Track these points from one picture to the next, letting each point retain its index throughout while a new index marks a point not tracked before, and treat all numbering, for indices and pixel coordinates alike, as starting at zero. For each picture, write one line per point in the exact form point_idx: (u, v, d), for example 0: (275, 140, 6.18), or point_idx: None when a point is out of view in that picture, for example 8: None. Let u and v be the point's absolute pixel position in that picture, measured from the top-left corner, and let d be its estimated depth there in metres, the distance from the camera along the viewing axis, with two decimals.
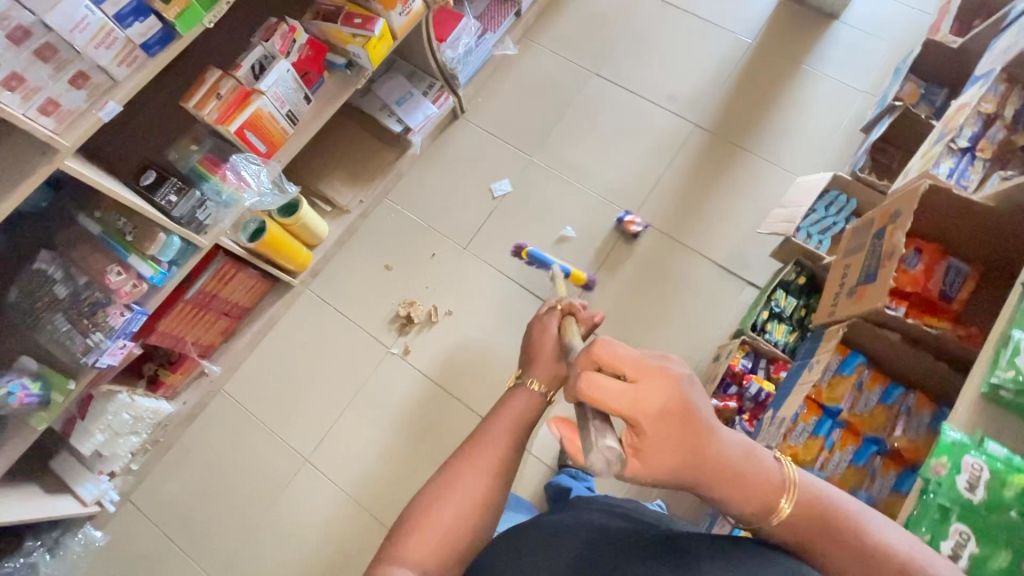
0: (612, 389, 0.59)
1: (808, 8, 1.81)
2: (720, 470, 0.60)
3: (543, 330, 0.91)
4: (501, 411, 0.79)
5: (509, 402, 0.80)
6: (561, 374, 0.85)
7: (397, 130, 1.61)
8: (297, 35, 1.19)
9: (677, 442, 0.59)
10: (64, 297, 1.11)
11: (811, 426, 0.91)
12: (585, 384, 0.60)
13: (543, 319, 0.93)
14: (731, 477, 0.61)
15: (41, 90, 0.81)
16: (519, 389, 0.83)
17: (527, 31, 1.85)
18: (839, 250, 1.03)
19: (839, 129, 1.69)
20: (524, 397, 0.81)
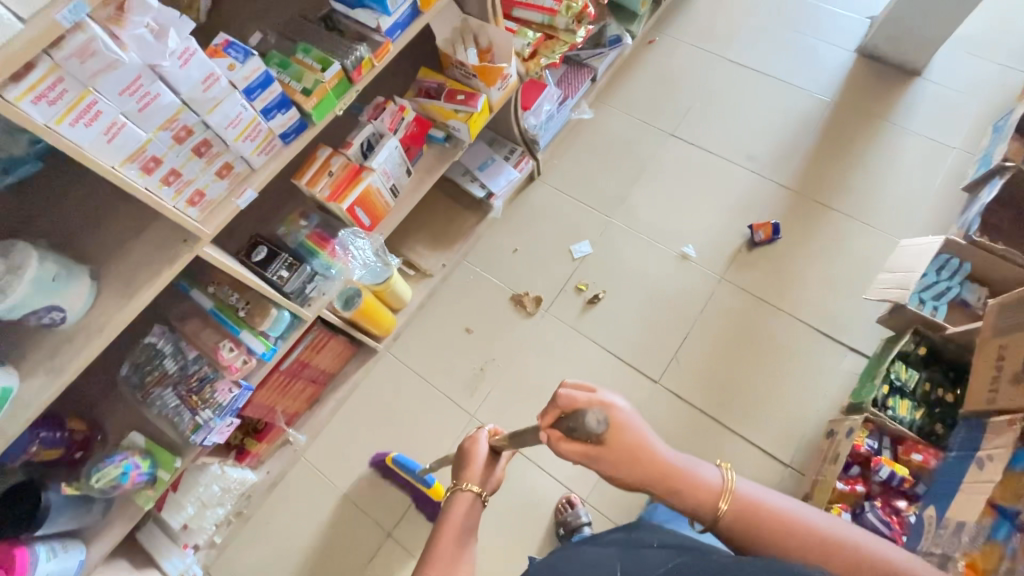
0: (577, 395, 0.73)
1: (887, 66, 1.80)
2: (666, 469, 0.72)
3: (475, 440, 0.91)
4: (444, 527, 0.79)
5: (449, 516, 0.81)
6: (492, 481, 0.88)
7: (479, 194, 1.63)
8: (405, 113, 1.22)
9: (634, 437, 0.72)
10: (173, 372, 1.12)
11: (986, 527, 0.80)
12: (561, 390, 0.74)
13: (475, 434, 0.92)
14: (677, 477, 0.73)
15: (191, 182, 0.84)
16: (457, 494, 0.84)
17: (600, 94, 1.87)
18: (987, 327, 0.96)
19: (935, 185, 1.62)
20: (466, 502, 0.82)
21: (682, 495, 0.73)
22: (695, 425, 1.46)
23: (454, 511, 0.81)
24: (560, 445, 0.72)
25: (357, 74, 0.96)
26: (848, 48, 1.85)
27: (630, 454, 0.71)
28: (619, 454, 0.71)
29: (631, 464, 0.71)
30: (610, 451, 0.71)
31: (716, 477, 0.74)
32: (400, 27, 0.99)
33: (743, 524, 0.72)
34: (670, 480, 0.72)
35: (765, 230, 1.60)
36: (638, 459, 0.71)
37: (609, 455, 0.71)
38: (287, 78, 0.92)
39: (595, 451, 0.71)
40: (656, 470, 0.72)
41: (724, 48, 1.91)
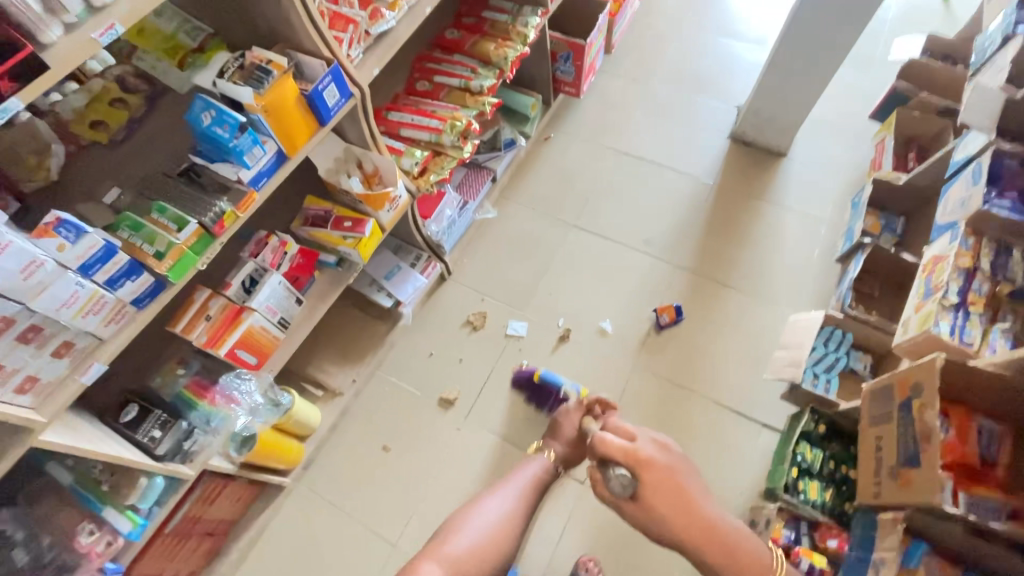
0: (614, 446, 0.82)
1: (757, 148, 1.98)
2: (714, 540, 0.80)
3: (568, 420, 1.28)
4: (514, 477, 1.13)
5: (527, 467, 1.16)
6: (568, 458, 1.23)
7: (387, 304, 1.60)
8: (289, 247, 1.19)
9: (675, 501, 0.78)
10: (22, 565, 0.95)
11: None
12: (601, 436, 0.83)
13: (567, 414, 1.30)
14: (725, 552, 0.80)
15: (19, 370, 0.76)
16: (537, 457, 1.21)
17: (503, 190, 1.94)
18: (863, 416, 1.01)
19: (814, 256, 1.75)
20: (540, 464, 1.18)
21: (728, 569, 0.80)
22: (627, 525, 1.42)
23: (526, 469, 1.16)
24: (597, 492, 0.84)
25: (219, 227, 0.93)
26: (722, 135, 2.03)
27: (669, 522, 0.79)
28: (657, 515, 0.79)
29: (671, 532, 0.79)
30: (643, 511, 0.80)
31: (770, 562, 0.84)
32: (266, 175, 0.99)
33: None
34: (720, 552, 0.80)
35: (669, 313, 1.65)
36: (673, 527, 0.79)
37: (643, 514, 0.80)
38: (138, 240, 0.87)
39: (632, 506, 0.81)
40: (701, 543, 0.79)
41: (613, 140, 2.06)
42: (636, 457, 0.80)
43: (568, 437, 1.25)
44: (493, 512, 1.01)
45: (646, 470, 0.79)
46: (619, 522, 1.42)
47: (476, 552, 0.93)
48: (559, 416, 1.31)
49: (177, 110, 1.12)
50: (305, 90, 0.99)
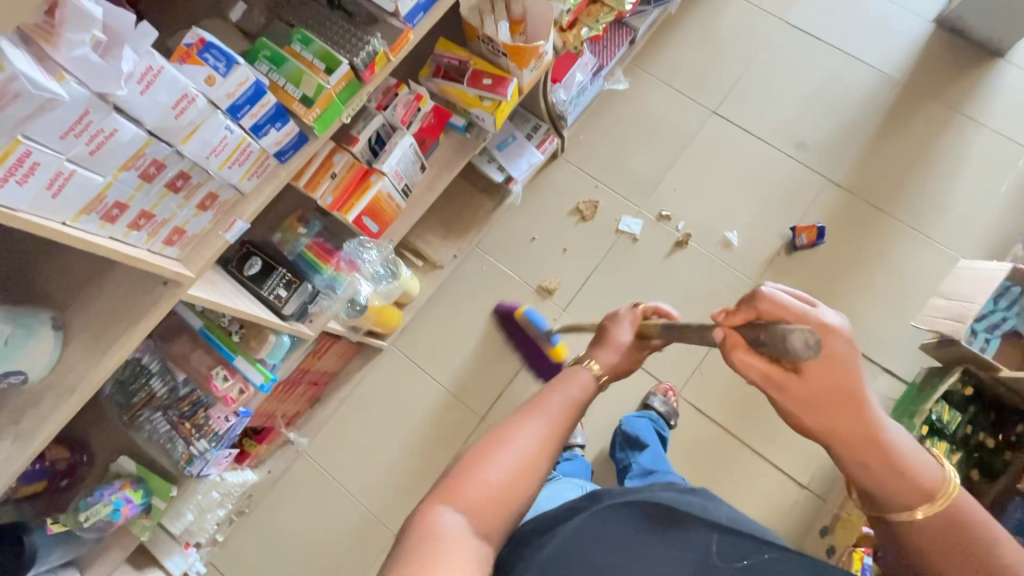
0: (788, 304, 0.60)
1: (967, 42, 1.57)
2: (866, 436, 0.57)
3: (619, 324, 0.88)
4: (554, 386, 0.76)
5: (566, 377, 0.77)
6: (618, 369, 0.84)
7: (498, 178, 1.45)
8: (422, 103, 1.03)
9: (847, 380, 0.57)
10: (162, 394, 1.02)
11: None
12: (765, 292, 0.61)
13: (621, 315, 0.90)
14: (874, 452, 0.57)
15: (168, 221, 0.68)
16: (579, 368, 0.80)
17: (637, 57, 1.64)
18: None
19: (999, 192, 1.48)
20: (583, 378, 0.78)
21: (873, 472, 0.58)
22: (717, 442, 1.41)
23: (567, 381, 0.77)
24: (737, 356, 0.62)
25: (369, 73, 0.77)
26: (925, 16, 1.60)
27: (829, 406, 0.57)
28: (820, 395, 0.57)
29: (829, 410, 0.57)
30: (804, 384, 0.58)
31: (935, 479, 0.57)
32: (422, 11, 0.79)
33: (924, 530, 0.58)
34: (870, 452, 0.57)
35: (809, 234, 1.47)
36: (828, 408, 0.57)
37: (799, 387, 0.58)
38: (281, 79, 0.73)
39: (791, 377, 0.58)
40: (844, 439, 0.58)
41: (782, 7, 1.65)
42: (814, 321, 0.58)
43: (619, 345, 0.85)
44: (525, 442, 0.67)
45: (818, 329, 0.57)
46: (709, 440, 1.41)
47: (498, 496, 0.63)
48: (609, 319, 0.90)
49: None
50: None
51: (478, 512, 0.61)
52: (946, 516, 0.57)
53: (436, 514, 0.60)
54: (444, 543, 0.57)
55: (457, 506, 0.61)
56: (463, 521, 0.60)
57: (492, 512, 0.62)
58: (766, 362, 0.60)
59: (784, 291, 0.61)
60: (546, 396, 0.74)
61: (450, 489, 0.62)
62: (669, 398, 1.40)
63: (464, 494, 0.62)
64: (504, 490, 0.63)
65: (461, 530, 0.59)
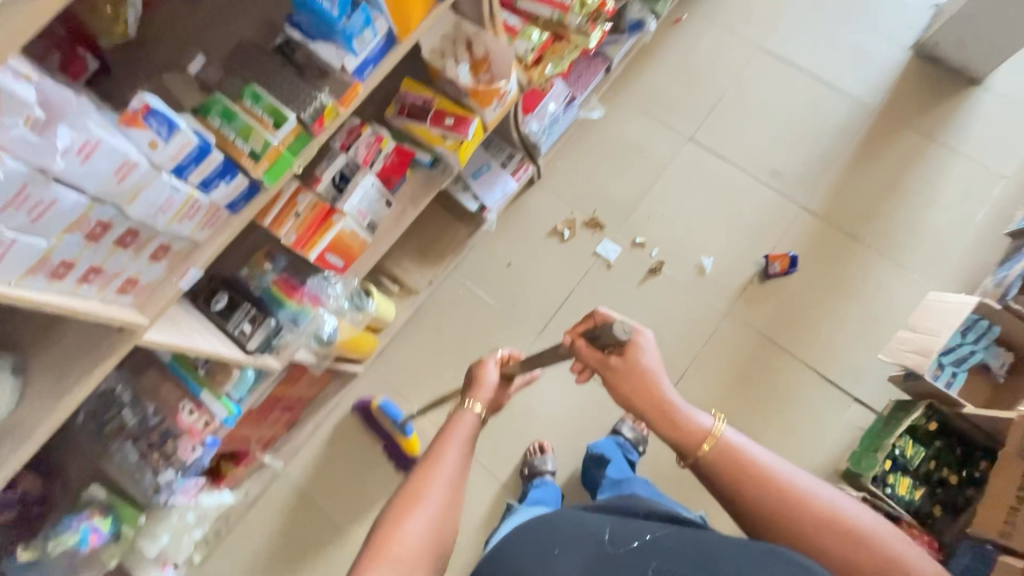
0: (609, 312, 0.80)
1: (944, 68, 1.57)
2: (655, 399, 0.75)
3: (487, 368, 0.89)
4: (449, 429, 0.76)
5: (454, 422, 0.77)
6: (498, 402, 0.89)
7: (472, 207, 1.47)
8: (385, 143, 1.06)
9: (645, 361, 0.77)
10: (131, 424, 1.05)
11: None
12: (600, 309, 0.81)
13: (485, 360, 0.91)
14: (662, 408, 0.75)
15: (119, 274, 0.71)
16: (461, 411, 0.80)
17: (614, 84, 1.66)
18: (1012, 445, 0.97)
19: (975, 219, 1.47)
20: (469, 421, 0.78)
21: (662, 424, 0.74)
22: (687, 470, 1.42)
23: (457, 427, 0.76)
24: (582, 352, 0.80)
25: (318, 126, 0.79)
26: (902, 44, 1.60)
27: (636, 382, 0.76)
28: (636, 372, 0.76)
29: (639, 381, 0.76)
30: (625, 366, 0.77)
31: (708, 423, 0.72)
32: (370, 64, 0.81)
33: (718, 467, 0.70)
34: (658, 407, 0.74)
35: (781, 262, 1.48)
36: (641, 383, 0.75)
37: (622, 373, 0.76)
38: (230, 134, 0.75)
39: (613, 360, 0.77)
40: (647, 404, 0.75)
41: (760, 34, 1.66)
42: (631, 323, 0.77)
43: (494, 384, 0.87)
44: (445, 471, 0.70)
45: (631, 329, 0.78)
46: (679, 467, 1.42)
47: (426, 543, 0.65)
48: (476, 363, 0.91)
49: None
50: None
51: (411, 561, 0.62)
52: (731, 455, 0.70)
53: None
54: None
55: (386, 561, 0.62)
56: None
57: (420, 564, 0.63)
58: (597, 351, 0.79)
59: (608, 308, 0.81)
60: (444, 441, 0.75)
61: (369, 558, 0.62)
62: (639, 425, 1.42)
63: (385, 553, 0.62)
64: (427, 537, 0.65)
65: None
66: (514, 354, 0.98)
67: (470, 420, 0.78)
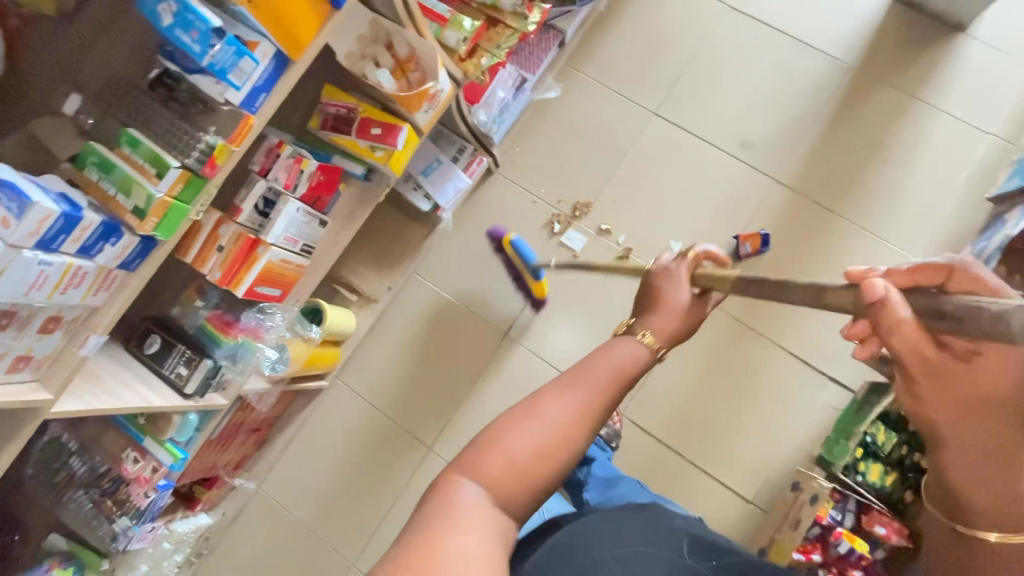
0: (977, 276, 0.56)
1: (925, 15, 1.44)
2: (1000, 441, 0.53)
3: (679, 279, 0.76)
4: (600, 356, 0.67)
5: (613, 347, 0.68)
6: (680, 335, 0.73)
7: (425, 207, 1.39)
8: (305, 164, 0.97)
9: (1017, 382, 0.52)
10: (82, 473, 1.02)
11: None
12: (966, 264, 0.56)
13: (674, 271, 0.77)
14: (989, 454, 0.53)
15: (5, 355, 0.66)
16: (626, 337, 0.70)
17: (571, 58, 1.54)
18: None
19: (956, 182, 1.39)
20: (631, 347, 0.68)
21: (961, 460, 0.55)
22: (662, 460, 1.41)
23: (614, 349, 0.68)
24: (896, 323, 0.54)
25: (210, 169, 0.71)
26: None
27: (991, 395, 0.53)
28: (993, 382, 0.53)
29: (967, 395, 0.54)
30: (969, 371, 0.53)
31: None
32: (263, 92, 0.72)
33: (1005, 563, 0.51)
34: (997, 453, 0.53)
35: (753, 242, 1.39)
36: (993, 412, 0.53)
37: (982, 376, 0.53)
38: (111, 188, 0.68)
39: (937, 354, 0.54)
40: (959, 437, 0.55)
41: None
42: (992, 291, 0.55)
43: (677, 307, 0.73)
44: (568, 407, 0.62)
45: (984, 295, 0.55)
46: (654, 458, 1.41)
47: (526, 470, 0.58)
48: (659, 275, 0.77)
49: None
50: None
51: (504, 482, 0.58)
52: (1022, 558, 0.51)
53: (455, 488, 0.57)
54: (465, 513, 0.55)
55: (477, 481, 0.57)
56: (487, 490, 0.57)
57: (513, 489, 0.58)
58: (922, 336, 0.54)
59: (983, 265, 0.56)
60: (592, 365, 0.66)
61: (471, 459, 0.59)
62: (611, 420, 1.39)
63: (484, 464, 0.58)
64: (527, 467, 0.59)
65: (479, 507, 0.56)
66: (719, 258, 0.86)
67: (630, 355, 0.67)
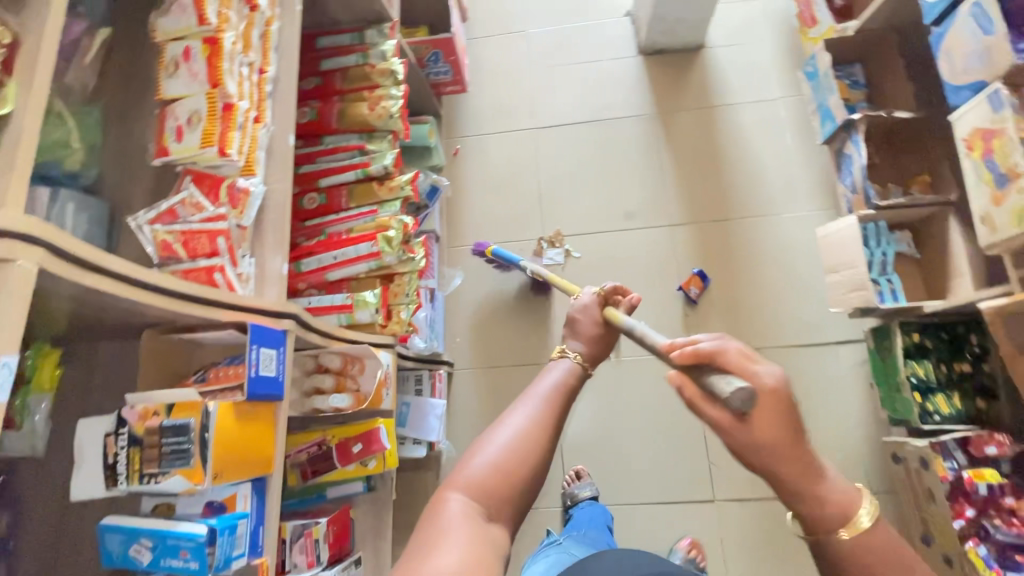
0: (729, 353, 0.50)
1: (674, 51, 1.71)
2: (802, 462, 0.47)
3: (586, 311, 0.83)
4: (540, 379, 0.66)
5: (550, 375, 0.66)
6: (602, 357, 0.78)
7: (422, 452, 1.33)
8: (317, 531, 0.87)
9: (785, 428, 0.47)
10: None
11: None
12: (711, 341, 0.51)
13: (582, 304, 0.84)
14: (806, 473, 0.47)
15: None
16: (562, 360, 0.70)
17: (451, 241, 1.63)
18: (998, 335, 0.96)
19: (789, 145, 1.59)
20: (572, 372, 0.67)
21: (800, 489, 0.47)
22: (776, 515, 1.34)
23: (545, 377, 0.66)
24: (689, 395, 0.50)
25: None
26: (630, 53, 1.74)
27: (777, 451, 0.47)
28: (760, 447, 0.47)
29: (775, 451, 0.47)
30: (754, 430, 0.47)
31: (868, 514, 0.47)
32: (260, 527, 0.66)
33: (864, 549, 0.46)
34: (800, 470, 0.46)
35: (696, 284, 1.48)
36: (780, 450, 0.46)
37: (753, 437, 0.47)
38: None
39: (739, 414, 0.47)
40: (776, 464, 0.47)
41: (527, 117, 1.72)
42: (748, 369, 0.49)
43: (593, 335, 0.78)
44: (528, 399, 0.62)
45: (753, 375, 0.48)
46: (768, 519, 1.34)
47: (505, 475, 0.56)
48: (573, 313, 0.84)
49: (51, 499, 0.70)
50: (240, 386, 0.66)
51: (484, 491, 0.55)
52: (873, 535, 0.46)
53: (444, 501, 0.54)
54: (454, 522, 0.52)
55: (461, 490, 0.55)
56: (474, 497, 0.55)
57: (490, 504, 0.55)
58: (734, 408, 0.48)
59: (727, 341, 0.51)
60: (543, 383, 0.65)
61: (456, 474, 0.57)
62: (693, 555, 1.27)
63: (467, 473, 0.56)
64: (499, 479, 0.56)
65: (468, 514, 0.53)
66: (624, 288, 0.97)
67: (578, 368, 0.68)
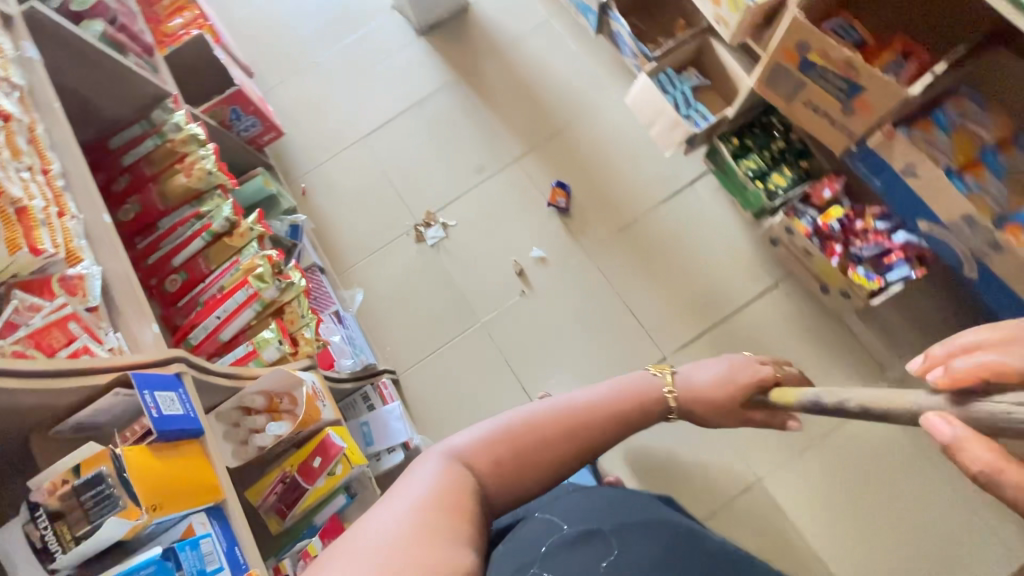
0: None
1: (447, 20, 1.84)
2: None
3: (756, 371, 0.84)
4: (587, 391, 0.74)
5: (626, 388, 0.76)
6: (712, 420, 0.83)
7: (401, 456, 1.34)
8: (313, 548, 0.94)
9: None
10: None
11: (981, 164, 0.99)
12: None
13: (752, 364, 0.85)
14: None
15: None
16: (658, 385, 0.79)
17: (338, 268, 1.66)
18: (767, 96, 1.11)
19: (575, 49, 1.75)
20: (655, 400, 0.77)
21: None
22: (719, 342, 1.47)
23: (596, 392, 0.74)
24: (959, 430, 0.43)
25: None
26: (411, 39, 1.85)
27: None
28: None
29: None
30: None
31: None
32: (235, 547, 0.68)
33: None
34: None
35: (561, 195, 1.60)
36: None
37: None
38: None
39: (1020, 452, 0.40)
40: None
41: (351, 133, 1.79)
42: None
43: (719, 401, 0.82)
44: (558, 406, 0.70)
45: None
46: (715, 349, 1.46)
47: (501, 450, 0.66)
48: (741, 361, 0.86)
49: None
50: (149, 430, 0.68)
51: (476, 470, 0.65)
52: None
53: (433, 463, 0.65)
54: (434, 481, 0.62)
55: (458, 460, 0.65)
56: (460, 472, 0.64)
57: (481, 476, 0.65)
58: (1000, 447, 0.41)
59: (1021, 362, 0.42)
60: (592, 394, 0.73)
61: (455, 445, 0.68)
62: None
63: (468, 444, 0.67)
64: (497, 454, 0.66)
65: (452, 478, 0.63)
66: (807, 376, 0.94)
67: (708, 383, 0.82)
